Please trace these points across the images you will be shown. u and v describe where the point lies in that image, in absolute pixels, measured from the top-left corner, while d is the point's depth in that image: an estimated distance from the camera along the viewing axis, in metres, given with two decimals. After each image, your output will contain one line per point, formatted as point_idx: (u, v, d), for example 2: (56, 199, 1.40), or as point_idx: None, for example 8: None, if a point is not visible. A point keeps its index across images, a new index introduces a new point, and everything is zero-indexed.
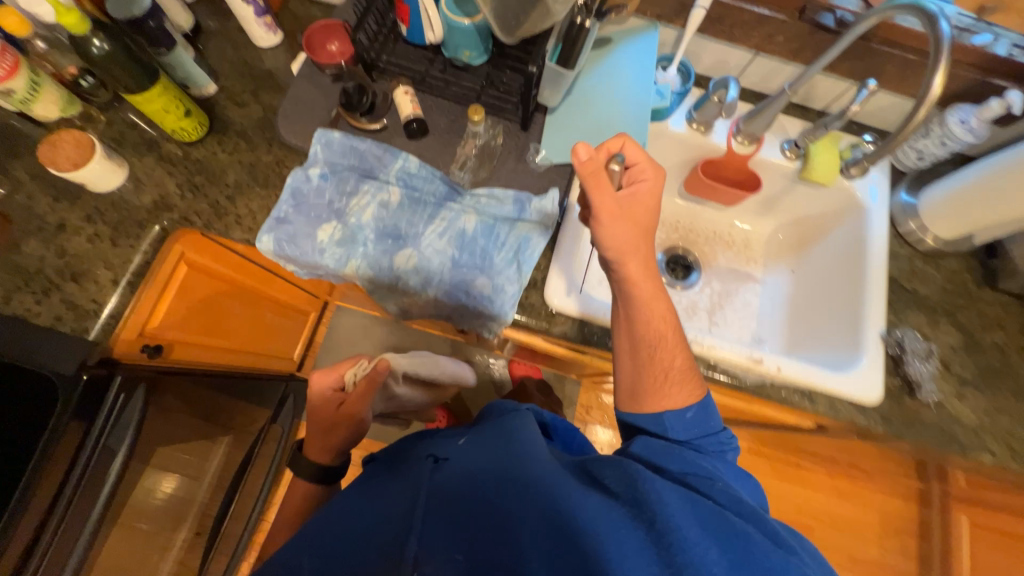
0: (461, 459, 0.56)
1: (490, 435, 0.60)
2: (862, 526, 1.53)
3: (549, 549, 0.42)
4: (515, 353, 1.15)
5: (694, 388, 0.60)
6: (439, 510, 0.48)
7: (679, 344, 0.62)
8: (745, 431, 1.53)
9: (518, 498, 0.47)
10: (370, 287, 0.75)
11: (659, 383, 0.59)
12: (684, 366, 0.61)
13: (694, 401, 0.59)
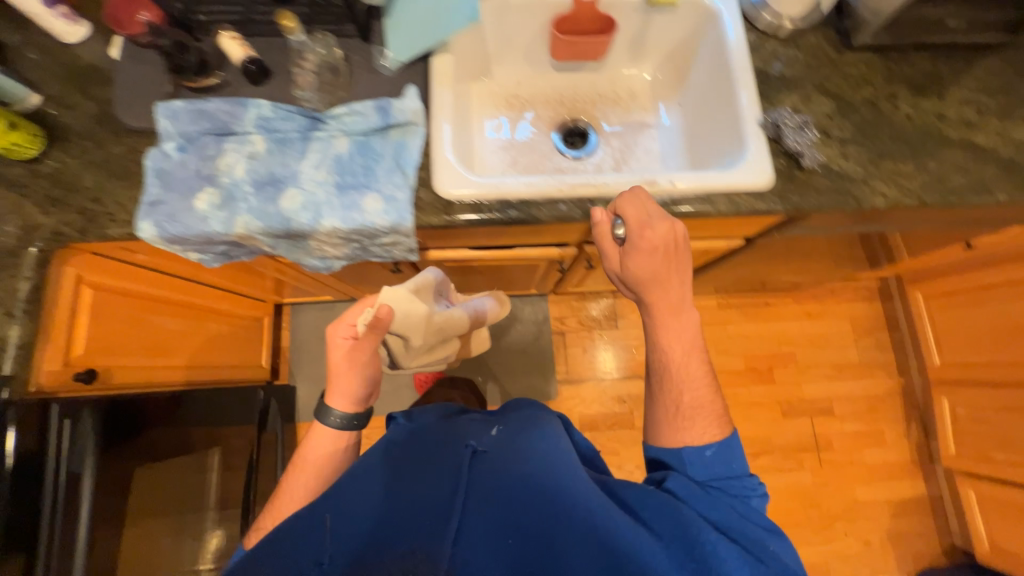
0: (501, 462, 0.64)
1: (528, 440, 0.68)
2: (839, 339, 1.62)
3: (590, 564, 0.53)
4: (460, 282, 1.18)
5: (718, 427, 0.66)
6: (486, 508, 0.58)
7: (703, 373, 0.67)
8: (711, 288, 1.57)
9: (572, 522, 0.55)
10: (268, 244, 0.73)
11: (681, 417, 0.66)
12: (702, 400, 0.67)
13: (717, 439, 0.65)
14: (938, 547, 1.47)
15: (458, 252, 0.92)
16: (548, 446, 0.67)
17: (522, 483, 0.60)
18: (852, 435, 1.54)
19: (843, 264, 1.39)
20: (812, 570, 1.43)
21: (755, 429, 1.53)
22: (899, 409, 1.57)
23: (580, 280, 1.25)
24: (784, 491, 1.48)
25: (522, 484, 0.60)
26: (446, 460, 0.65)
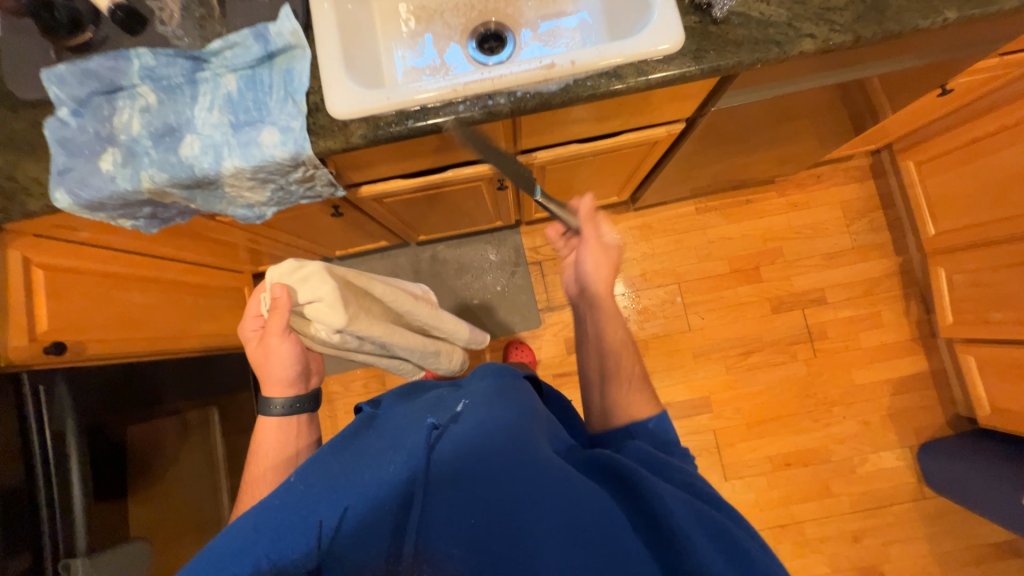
0: (467, 427, 0.56)
1: (500, 399, 0.62)
2: (830, 226, 1.54)
3: (563, 535, 0.46)
4: (414, 219, 1.17)
5: (653, 402, 0.69)
6: (448, 485, 0.50)
7: (632, 355, 0.74)
8: (687, 193, 1.51)
9: (529, 489, 0.49)
10: (185, 197, 0.74)
11: (619, 386, 0.70)
12: (639, 377, 0.71)
13: (653, 412, 0.67)
14: (942, 418, 1.46)
15: (390, 182, 0.92)
16: (524, 410, 0.60)
17: (490, 455, 0.52)
18: (847, 321, 1.50)
19: (822, 143, 1.30)
20: (813, 455, 1.45)
21: (745, 329, 1.51)
22: (897, 288, 1.51)
23: (538, 200, 1.23)
24: (779, 385, 1.48)
25: (492, 451, 0.52)
26: (409, 434, 0.57)
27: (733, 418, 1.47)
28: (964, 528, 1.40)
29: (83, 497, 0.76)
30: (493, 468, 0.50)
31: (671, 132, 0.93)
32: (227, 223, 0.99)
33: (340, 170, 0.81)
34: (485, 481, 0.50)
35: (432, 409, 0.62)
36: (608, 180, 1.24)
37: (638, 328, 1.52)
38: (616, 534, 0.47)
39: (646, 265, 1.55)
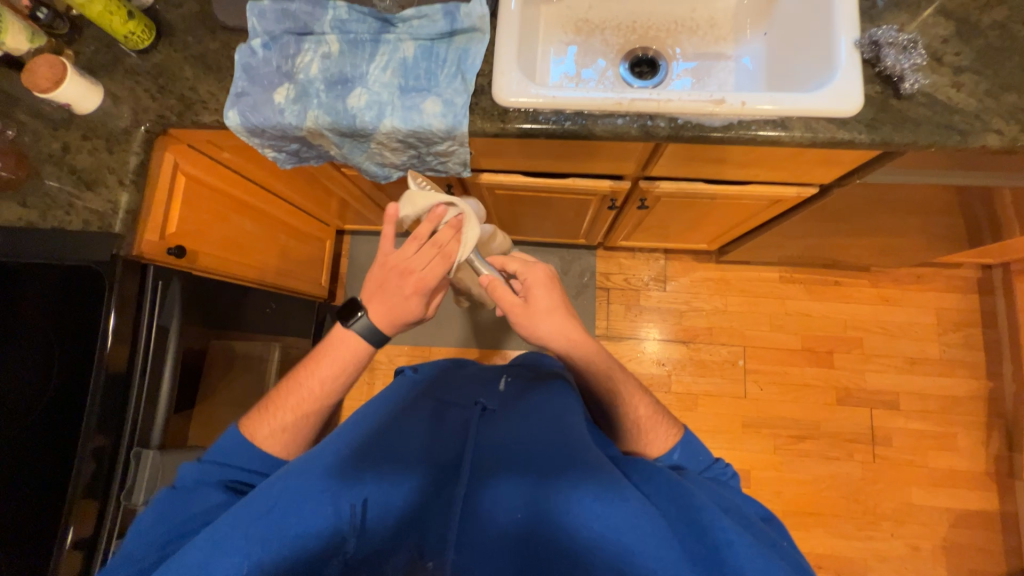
0: (502, 417, 0.65)
1: (544, 393, 0.70)
2: (919, 330, 1.46)
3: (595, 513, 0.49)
4: (511, 216, 1.19)
5: (675, 428, 0.69)
6: (488, 473, 0.56)
7: (641, 391, 0.71)
8: (775, 259, 1.46)
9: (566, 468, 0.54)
10: (334, 143, 0.78)
11: (638, 430, 0.69)
12: (655, 411, 0.70)
13: (677, 441, 0.68)
14: (1002, 567, 1.33)
15: (511, 176, 0.94)
16: (557, 408, 0.66)
17: (529, 452, 0.58)
18: (917, 434, 1.40)
19: (938, 245, 1.24)
20: (848, 565, 1.34)
21: (803, 411, 1.43)
22: (980, 414, 1.40)
23: (632, 228, 1.22)
24: (828, 480, 1.39)
25: (530, 447, 0.58)
26: (454, 420, 0.64)
27: (770, 500, 1.39)
28: None
29: (167, 402, 0.78)
30: (534, 464, 0.56)
31: (799, 194, 0.92)
32: (345, 175, 1.04)
33: (475, 153, 0.84)
34: (527, 457, 0.57)
35: (472, 392, 0.71)
36: (707, 226, 1.22)
37: (692, 380, 1.47)
38: (647, 527, 0.48)
39: (715, 320, 1.50)
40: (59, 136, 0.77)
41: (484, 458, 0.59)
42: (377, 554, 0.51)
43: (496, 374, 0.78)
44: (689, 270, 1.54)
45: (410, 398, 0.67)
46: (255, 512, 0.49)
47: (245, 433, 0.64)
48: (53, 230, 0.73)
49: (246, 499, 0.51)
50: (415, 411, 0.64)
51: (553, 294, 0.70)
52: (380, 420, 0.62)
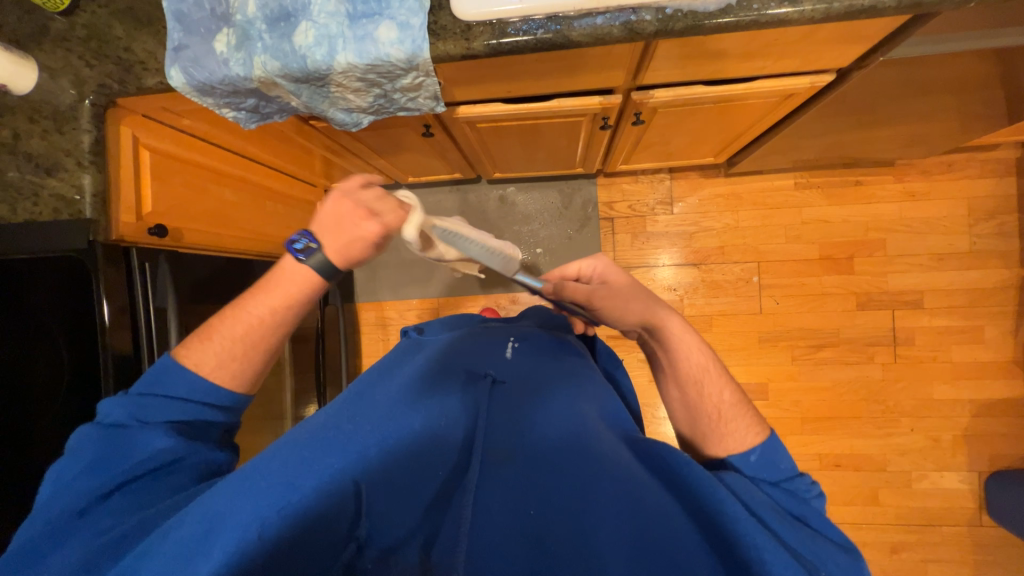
0: (511, 394, 0.62)
1: (550, 372, 0.68)
2: (948, 223, 1.37)
3: (615, 515, 0.47)
4: (500, 151, 1.11)
5: (758, 428, 0.60)
6: (499, 463, 0.54)
7: (727, 381, 0.65)
8: (789, 164, 1.36)
9: (578, 464, 0.52)
10: (291, 91, 0.71)
11: (718, 419, 0.62)
12: (737, 403, 0.63)
13: (758, 442, 0.58)
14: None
15: (491, 106, 0.86)
16: (567, 389, 0.64)
17: (539, 438, 0.56)
18: (942, 330, 1.37)
19: (972, 127, 1.12)
20: (867, 462, 1.38)
21: (823, 321, 1.40)
22: (1011, 304, 1.35)
23: (631, 148, 1.14)
24: (848, 385, 1.39)
25: (541, 438, 0.56)
26: (460, 392, 0.61)
27: (789, 410, 1.41)
28: (1016, 562, 1.33)
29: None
30: (543, 453, 0.54)
31: (813, 85, 0.83)
32: (317, 128, 0.97)
33: (445, 83, 0.76)
34: (540, 450, 0.55)
35: (479, 359, 0.67)
36: (713, 137, 1.13)
37: (705, 302, 1.44)
38: (664, 522, 0.47)
39: (727, 238, 1.44)
40: (5, 123, 0.72)
41: (492, 439, 0.56)
42: (384, 542, 0.48)
43: (501, 338, 0.74)
44: (698, 188, 1.45)
45: (414, 370, 0.64)
46: (259, 480, 0.47)
47: (187, 364, 0.61)
48: (28, 222, 0.71)
49: (245, 467, 0.49)
50: (418, 384, 0.61)
51: (627, 275, 0.71)
52: (381, 399, 0.59)
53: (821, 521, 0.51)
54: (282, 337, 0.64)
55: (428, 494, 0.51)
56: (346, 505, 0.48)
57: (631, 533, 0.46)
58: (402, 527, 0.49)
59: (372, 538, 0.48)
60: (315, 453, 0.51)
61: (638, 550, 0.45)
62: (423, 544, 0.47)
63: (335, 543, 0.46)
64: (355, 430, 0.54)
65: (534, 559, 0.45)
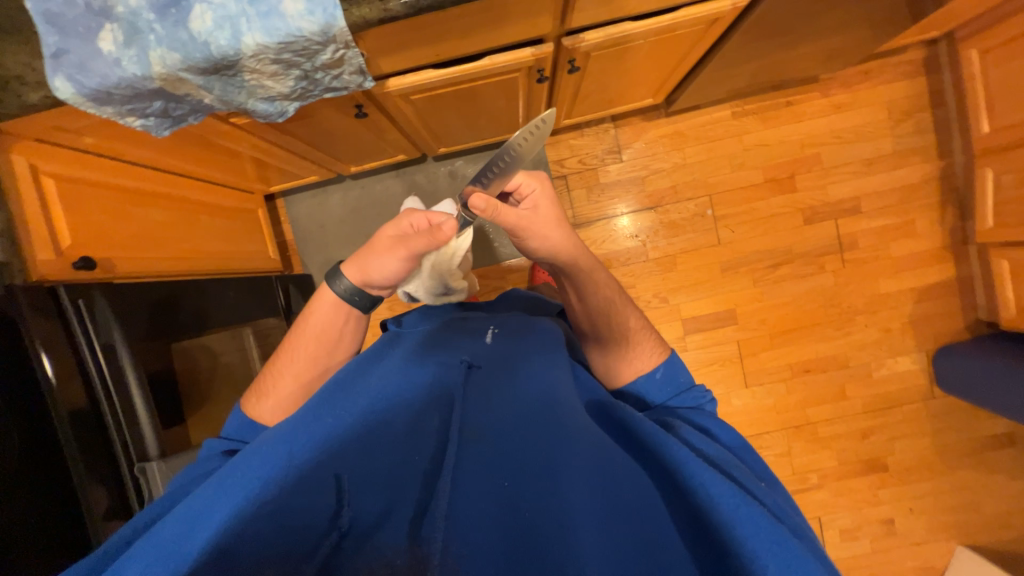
0: (491, 379, 0.61)
1: (522, 352, 0.66)
2: (872, 129, 1.45)
3: (600, 494, 0.47)
4: (441, 120, 1.07)
5: (659, 349, 0.71)
6: (478, 445, 0.53)
7: (630, 304, 0.74)
8: (722, 94, 1.39)
9: (564, 448, 0.50)
10: (201, 86, 0.65)
11: (634, 343, 0.71)
12: (642, 326, 0.73)
13: (661, 361, 0.69)
14: (961, 322, 1.48)
15: (420, 74, 0.81)
16: (546, 366, 0.63)
17: (514, 417, 0.55)
18: (880, 230, 1.47)
19: (883, 33, 1.17)
20: (832, 362, 1.49)
21: (776, 240, 1.47)
22: (934, 194, 1.46)
23: (571, 100, 1.13)
24: (805, 296, 1.48)
25: (520, 425, 0.54)
26: (434, 385, 0.60)
27: (757, 328, 1.49)
28: (965, 424, 1.48)
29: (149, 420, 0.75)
30: (516, 432, 0.54)
31: (734, 6, 0.84)
32: (240, 127, 0.90)
33: (369, 54, 0.71)
34: (523, 438, 0.53)
35: (453, 349, 0.66)
36: (649, 76, 1.13)
37: (667, 243, 1.48)
38: (654, 518, 0.46)
39: (677, 177, 1.47)
40: None
41: (469, 421, 0.55)
42: (363, 525, 0.48)
43: (481, 326, 0.74)
44: (642, 132, 1.46)
45: (397, 366, 0.64)
46: (244, 480, 0.51)
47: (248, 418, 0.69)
48: None
49: (232, 469, 0.53)
50: (395, 377, 0.61)
51: (558, 210, 0.68)
52: (359, 395, 0.60)
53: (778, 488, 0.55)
54: (344, 347, 0.74)
55: (406, 483, 0.51)
56: (325, 497, 0.49)
57: (606, 502, 0.46)
58: (375, 512, 0.49)
59: (354, 525, 0.48)
60: (303, 456, 0.52)
61: (611, 519, 0.45)
62: (407, 525, 0.47)
63: (313, 531, 0.47)
64: (335, 424, 0.56)
65: (513, 537, 0.44)
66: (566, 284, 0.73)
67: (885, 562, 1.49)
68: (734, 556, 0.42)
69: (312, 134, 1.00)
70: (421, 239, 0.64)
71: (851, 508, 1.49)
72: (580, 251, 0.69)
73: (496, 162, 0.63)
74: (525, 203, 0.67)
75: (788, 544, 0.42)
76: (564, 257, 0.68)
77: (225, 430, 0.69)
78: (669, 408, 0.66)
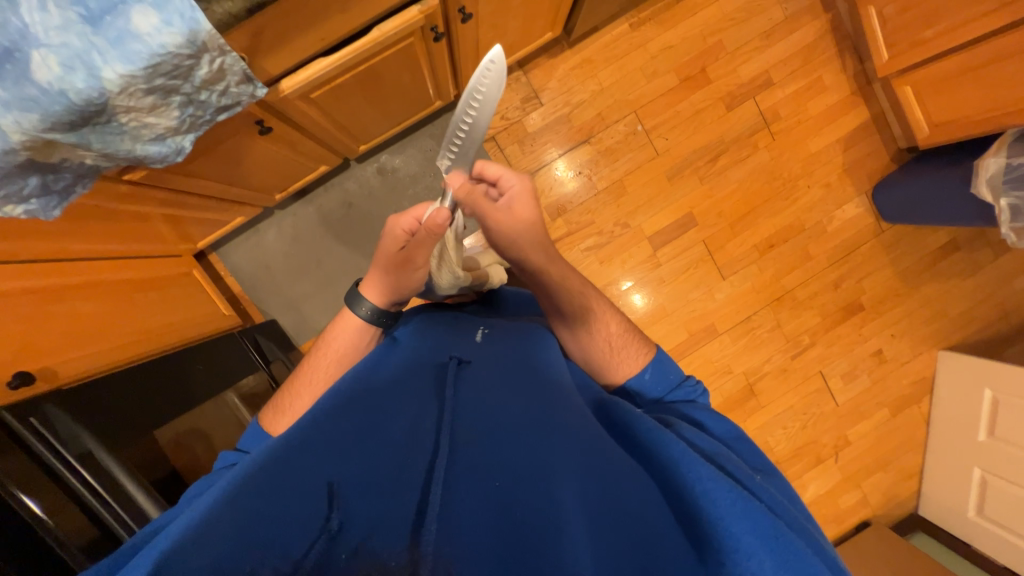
0: (484, 378, 0.60)
1: (509, 356, 0.66)
2: (761, 2, 1.50)
3: (592, 485, 0.45)
4: (351, 113, 1.01)
5: (645, 349, 0.74)
6: (471, 440, 0.49)
7: (611, 314, 0.76)
8: (616, 8, 1.38)
9: (561, 442, 0.49)
10: (76, 143, 0.59)
11: (616, 349, 0.73)
12: (625, 332, 0.75)
13: (646, 363, 0.72)
14: (888, 156, 1.58)
15: (313, 66, 0.76)
16: (535, 366, 0.65)
17: (512, 411, 0.54)
18: (795, 94, 1.54)
19: None
20: (790, 230, 1.57)
21: (707, 134, 1.51)
22: (831, 47, 1.53)
23: (474, 54, 1.09)
24: (749, 178, 1.54)
25: (513, 420, 0.52)
26: (430, 393, 0.59)
27: (716, 222, 1.54)
28: (916, 245, 1.61)
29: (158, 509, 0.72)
30: (511, 425, 0.51)
31: None
32: (139, 184, 0.82)
33: (250, 57, 0.65)
34: (520, 431, 0.51)
35: (445, 350, 0.67)
36: (541, 8, 1.11)
37: (610, 170, 1.49)
38: (650, 514, 0.45)
39: (600, 103, 1.47)
40: None
41: (463, 418, 0.53)
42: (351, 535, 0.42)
43: (472, 326, 0.77)
44: (553, 70, 1.44)
45: (393, 376, 0.63)
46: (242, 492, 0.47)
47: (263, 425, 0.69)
48: None
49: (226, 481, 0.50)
50: (392, 388, 0.60)
51: (535, 212, 0.65)
52: (359, 403, 0.58)
53: (772, 481, 0.55)
54: None
55: (398, 488, 0.47)
56: (314, 504, 0.45)
57: (596, 498, 0.44)
58: (367, 519, 0.43)
59: (345, 527, 0.43)
60: (302, 461, 0.50)
61: (604, 514, 0.43)
62: (408, 525, 0.42)
63: (300, 533, 0.42)
64: (334, 431, 0.53)
65: (505, 535, 0.40)
66: (540, 295, 0.74)
67: (885, 389, 1.62)
68: (725, 553, 0.41)
69: (221, 168, 0.92)
70: (425, 240, 0.62)
71: (845, 353, 1.61)
72: (555, 265, 0.70)
73: (451, 144, 0.64)
74: (503, 196, 0.64)
75: (783, 541, 0.41)
76: (531, 262, 0.69)
77: (243, 442, 0.68)
78: (662, 402, 0.69)
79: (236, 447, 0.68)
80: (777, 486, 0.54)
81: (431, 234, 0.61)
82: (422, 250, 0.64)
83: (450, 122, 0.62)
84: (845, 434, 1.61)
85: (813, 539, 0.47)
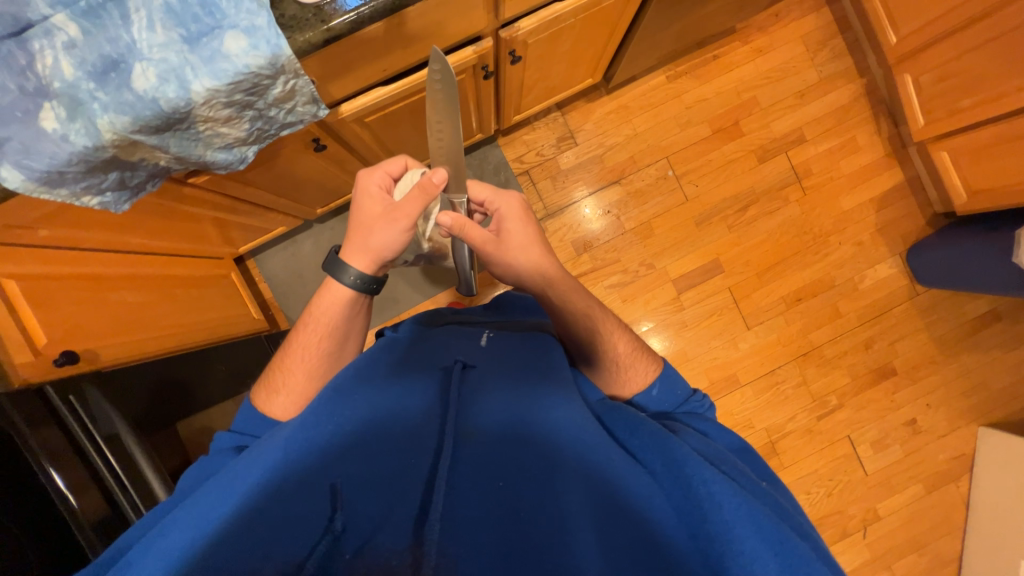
0: (487, 379, 0.60)
1: (513, 356, 0.66)
2: (796, 64, 1.55)
3: (591, 492, 0.46)
4: (398, 138, 1.07)
5: (654, 364, 0.72)
6: (472, 446, 0.51)
7: (621, 329, 0.74)
8: (654, 61, 1.45)
9: (562, 449, 0.50)
10: (156, 145, 0.65)
11: (627, 367, 0.70)
12: (635, 349, 0.72)
13: (656, 377, 0.70)
14: (923, 219, 1.56)
15: (373, 92, 0.82)
16: (539, 365, 0.64)
17: (513, 414, 0.54)
18: (828, 152, 1.56)
19: None
20: (819, 285, 1.55)
21: (738, 184, 1.54)
22: (865, 110, 1.56)
23: (518, 92, 1.16)
24: (779, 230, 1.54)
25: (514, 423, 0.53)
26: (432, 391, 0.59)
27: (744, 270, 1.54)
28: (954, 312, 1.55)
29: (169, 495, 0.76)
30: (512, 431, 0.52)
31: None
32: (199, 187, 0.88)
33: (317, 82, 0.71)
34: (520, 437, 0.52)
35: (449, 352, 0.67)
36: (584, 57, 1.18)
37: (639, 211, 1.52)
38: (652, 519, 0.45)
39: (633, 147, 1.52)
40: None
41: (465, 421, 0.54)
42: (358, 534, 0.45)
43: (476, 330, 0.75)
44: (590, 113, 1.51)
45: (391, 369, 0.62)
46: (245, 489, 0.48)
47: (257, 411, 0.67)
48: None
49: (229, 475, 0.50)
50: (392, 382, 0.59)
51: (531, 230, 0.73)
52: (359, 397, 0.57)
53: (781, 490, 0.55)
54: (351, 340, 0.74)
55: (399, 489, 0.49)
56: (322, 503, 0.47)
57: (595, 502, 0.46)
58: (372, 518, 0.46)
59: (348, 529, 0.46)
60: (303, 459, 0.50)
61: (601, 518, 0.44)
62: (410, 528, 0.45)
63: (308, 533, 0.45)
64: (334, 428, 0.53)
65: (506, 541, 0.44)
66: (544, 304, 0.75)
67: (920, 461, 1.53)
68: (727, 558, 0.41)
69: (272, 179, 0.99)
70: (414, 198, 0.65)
71: (876, 418, 1.53)
72: (556, 284, 0.73)
73: (440, 163, 0.68)
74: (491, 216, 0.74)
75: (788, 547, 0.41)
76: (531, 279, 0.73)
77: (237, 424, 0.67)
78: (667, 413, 0.68)
79: (230, 427, 0.66)
80: (782, 493, 0.54)
81: (423, 193, 0.65)
82: (411, 206, 0.65)
83: (432, 157, 0.68)
84: (875, 506, 1.50)
85: (814, 542, 0.47)
